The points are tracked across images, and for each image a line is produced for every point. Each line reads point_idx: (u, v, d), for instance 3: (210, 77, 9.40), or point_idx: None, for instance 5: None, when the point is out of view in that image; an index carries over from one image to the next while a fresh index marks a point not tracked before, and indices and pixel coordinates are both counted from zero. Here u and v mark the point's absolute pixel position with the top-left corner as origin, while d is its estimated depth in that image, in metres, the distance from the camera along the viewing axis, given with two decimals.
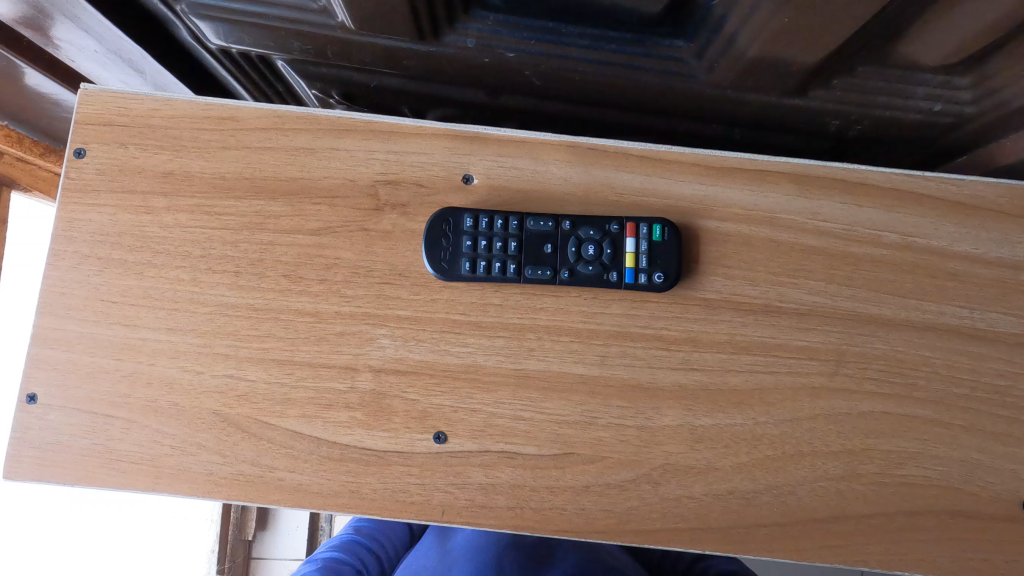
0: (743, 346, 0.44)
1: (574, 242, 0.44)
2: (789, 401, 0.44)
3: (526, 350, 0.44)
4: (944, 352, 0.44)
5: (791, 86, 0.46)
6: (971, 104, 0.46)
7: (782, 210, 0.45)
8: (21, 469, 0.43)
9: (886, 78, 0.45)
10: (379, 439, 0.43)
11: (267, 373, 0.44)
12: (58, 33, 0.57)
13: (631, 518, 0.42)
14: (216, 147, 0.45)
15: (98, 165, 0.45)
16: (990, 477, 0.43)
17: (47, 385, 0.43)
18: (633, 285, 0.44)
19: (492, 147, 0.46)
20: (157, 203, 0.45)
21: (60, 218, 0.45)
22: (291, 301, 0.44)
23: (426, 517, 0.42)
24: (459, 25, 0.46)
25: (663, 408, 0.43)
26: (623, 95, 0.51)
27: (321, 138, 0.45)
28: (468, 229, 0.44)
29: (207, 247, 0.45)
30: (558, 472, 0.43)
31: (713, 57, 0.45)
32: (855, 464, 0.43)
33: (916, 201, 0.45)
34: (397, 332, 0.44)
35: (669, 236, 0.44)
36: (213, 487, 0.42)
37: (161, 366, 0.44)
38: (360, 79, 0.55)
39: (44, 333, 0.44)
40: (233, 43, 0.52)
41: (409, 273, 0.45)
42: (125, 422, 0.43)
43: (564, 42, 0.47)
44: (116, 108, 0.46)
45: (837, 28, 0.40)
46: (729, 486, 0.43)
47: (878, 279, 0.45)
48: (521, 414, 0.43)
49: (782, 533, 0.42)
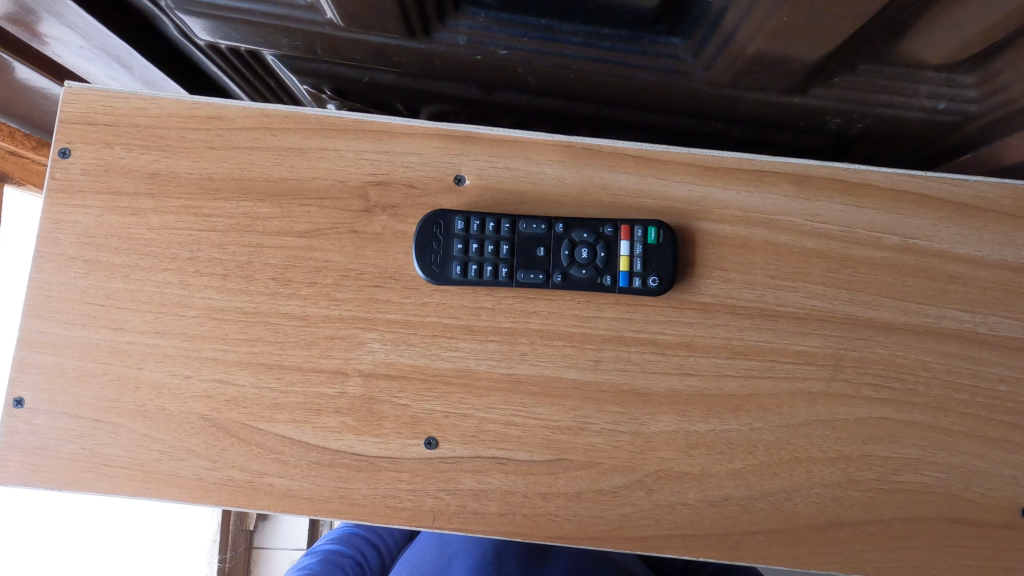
0: (739, 350, 0.44)
1: (567, 245, 0.44)
2: (785, 406, 0.43)
3: (519, 354, 0.43)
4: (944, 357, 0.44)
5: (790, 84, 0.45)
6: (975, 103, 0.45)
7: (781, 212, 0.44)
8: (8, 474, 0.42)
9: (887, 76, 0.44)
10: (370, 444, 0.42)
11: (256, 378, 0.43)
12: (43, 28, 0.56)
13: (624, 524, 0.42)
14: (203, 147, 0.44)
15: (84, 165, 0.44)
16: (989, 484, 0.42)
17: (34, 389, 0.43)
18: (628, 288, 0.43)
19: (484, 147, 0.45)
20: (143, 204, 0.44)
21: (45, 221, 0.44)
22: (280, 304, 0.44)
23: (417, 523, 0.42)
24: (450, 22, 0.45)
25: (657, 414, 0.43)
26: (619, 93, 0.50)
27: (310, 138, 0.44)
28: (459, 232, 0.44)
29: (195, 250, 0.44)
30: (551, 478, 0.42)
31: (710, 55, 0.44)
32: (852, 471, 0.42)
33: (917, 202, 0.44)
34: (388, 336, 0.43)
35: (664, 239, 0.43)
36: (202, 493, 0.42)
37: (149, 369, 0.43)
38: (351, 74, 0.53)
39: (31, 337, 0.43)
40: (222, 39, 0.50)
41: (399, 276, 0.44)
42: (112, 427, 0.42)
43: (558, 39, 0.45)
44: (100, 107, 0.45)
45: (837, 25, 0.38)
46: (724, 493, 0.42)
47: (878, 283, 0.44)
48: (513, 420, 0.43)
49: (778, 539, 0.42)
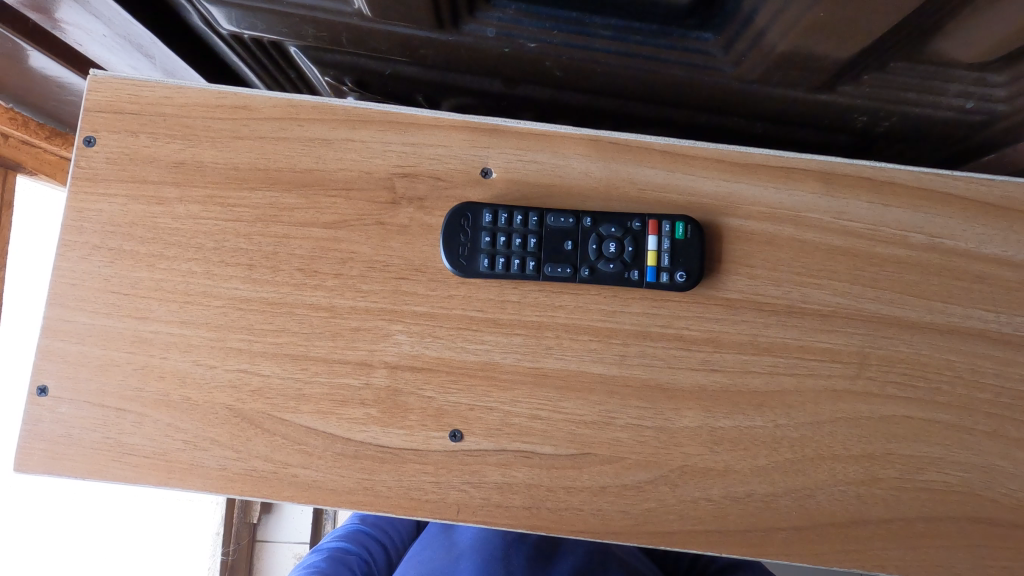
0: (765, 347, 0.44)
1: (595, 239, 0.44)
2: (810, 404, 0.43)
3: (544, 348, 0.43)
4: (968, 357, 0.44)
5: (820, 80, 0.45)
6: (1005, 102, 0.45)
7: (808, 209, 0.44)
8: (31, 462, 0.42)
9: (919, 74, 0.44)
10: (395, 437, 0.42)
11: (282, 368, 0.43)
12: (64, 15, 0.56)
13: (648, 519, 0.42)
14: (230, 136, 0.44)
15: (109, 154, 0.44)
16: (1012, 483, 0.42)
17: (59, 377, 0.43)
18: (655, 284, 0.43)
19: (511, 140, 0.45)
20: (169, 194, 0.44)
21: (69, 209, 0.44)
22: (305, 295, 0.44)
23: (440, 515, 0.42)
24: (479, 15, 0.45)
25: (682, 409, 0.43)
26: (646, 86, 0.50)
27: (337, 128, 0.44)
28: (487, 225, 0.43)
29: (220, 240, 0.44)
30: (575, 473, 0.42)
31: (741, 49, 0.44)
32: (875, 469, 0.42)
33: (945, 201, 0.44)
34: (413, 329, 0.43)
35: (691, 234, 0.43)
36: (225, 483, 0.42)
37: (173, 359, 0.43)
38: (374, 66, 0.53)
39: (54, 325, 0.43)
40: (246, 29, 0.50)
41: (425, 268, 0.44)
42: (137, 416, 0.42)
43: (587, 32, 0.45)
44: (126, 95, 0.44)
45: (875, 21, 0.38)
46: (748, 489, 0.42)
47: (904, 281, 0.44)
48: (538, 413, 0.43)
49: (802, 536, 0.42)
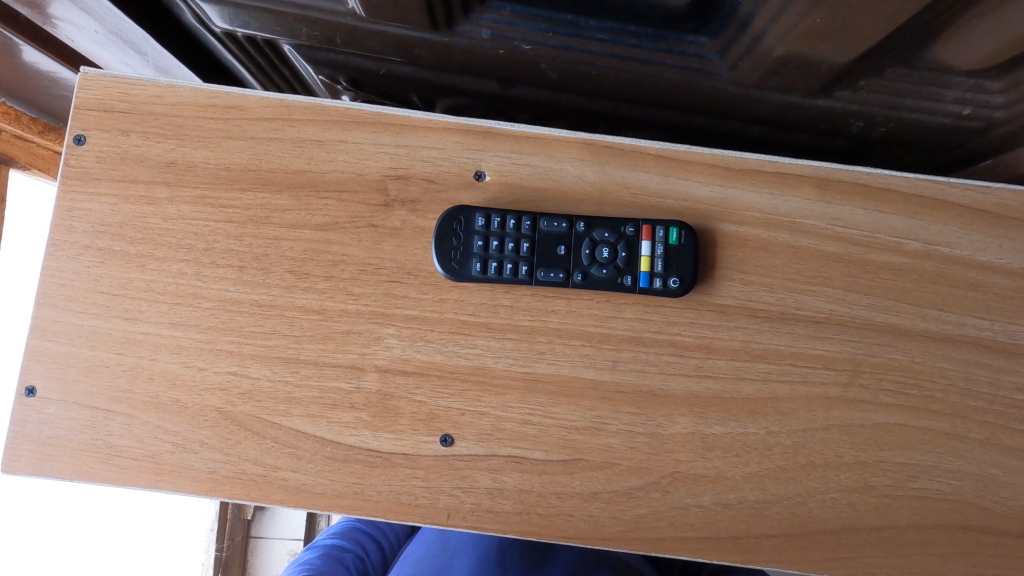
0: (757, 354, 0.43)
1: (588, 244, 0.43)
2: (803, 411, 0.43)
3: (536, 353, 0.43)
4: (962, 365, 0.43)
5: (816, 85, 0.45)
6: (1002, 109, 0.45)
7: (802, 215, 0.44)
8: (19, 463, 0.42)
9: (916, 80, 0.44)
10: (385, 441, 0.42)
11: (272, 371, 0.43)
12: (56, 11, 0.55)
13: (639, 525, 0.41)
14: (221, 137, 0.44)
15: (99, 153, 0.44)
16: (1004, 492, 0.42)
17: (48, 378, 0.42)
18: (648, 289, 0.43)
19: (505, 143, 0.44)
20: (159, 194, 0.44)
21: (59, 208, 0.43)
22: (296, 297, 0.43)
23: (430, 520, 0.42)
24: (474, 16, 0.44)
25: (674, 416, 0.43)
26: (641, 89, 0.50)
27: (329, 129, 0.44)
28: (479, 229, 0.43)
29: (211, 241, 0.44)
30: (566, 478, 0.42)
31: (737, 54, 0.44)
32: (867, 477, 0.42)
33: (940, 209, 0.44)
34: (405, 332, 0.43)
35: (685, 240, 0.43)
36: (215, 486, 0.42)
37: (162, 361, 0.43)
38: (368, 66, 0.53)
39: (42, 325, 0.43)
40: (239, 27, 0.50)
41: (417, 272, 0.44)
42: (125, 418, 0.42)
43: (582, 35, 0.45)
44: (116, 93, 0.44)
45: (872, 27, 0.38)
46: (740, 495, 0.42)
47: (898, 289, 0.44)
48: (529, 418, 0.42)
49: (793, 543, 0.41)
